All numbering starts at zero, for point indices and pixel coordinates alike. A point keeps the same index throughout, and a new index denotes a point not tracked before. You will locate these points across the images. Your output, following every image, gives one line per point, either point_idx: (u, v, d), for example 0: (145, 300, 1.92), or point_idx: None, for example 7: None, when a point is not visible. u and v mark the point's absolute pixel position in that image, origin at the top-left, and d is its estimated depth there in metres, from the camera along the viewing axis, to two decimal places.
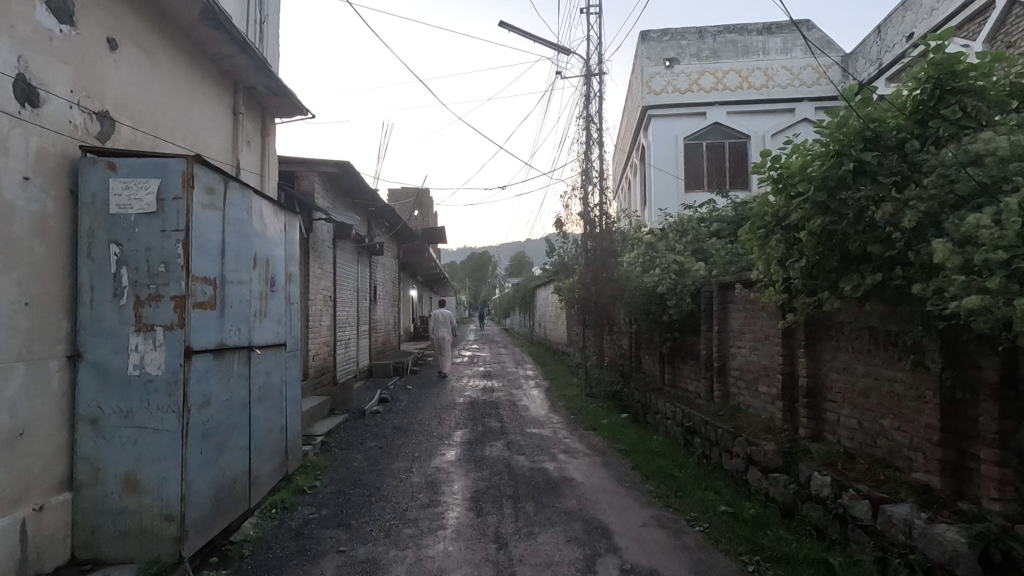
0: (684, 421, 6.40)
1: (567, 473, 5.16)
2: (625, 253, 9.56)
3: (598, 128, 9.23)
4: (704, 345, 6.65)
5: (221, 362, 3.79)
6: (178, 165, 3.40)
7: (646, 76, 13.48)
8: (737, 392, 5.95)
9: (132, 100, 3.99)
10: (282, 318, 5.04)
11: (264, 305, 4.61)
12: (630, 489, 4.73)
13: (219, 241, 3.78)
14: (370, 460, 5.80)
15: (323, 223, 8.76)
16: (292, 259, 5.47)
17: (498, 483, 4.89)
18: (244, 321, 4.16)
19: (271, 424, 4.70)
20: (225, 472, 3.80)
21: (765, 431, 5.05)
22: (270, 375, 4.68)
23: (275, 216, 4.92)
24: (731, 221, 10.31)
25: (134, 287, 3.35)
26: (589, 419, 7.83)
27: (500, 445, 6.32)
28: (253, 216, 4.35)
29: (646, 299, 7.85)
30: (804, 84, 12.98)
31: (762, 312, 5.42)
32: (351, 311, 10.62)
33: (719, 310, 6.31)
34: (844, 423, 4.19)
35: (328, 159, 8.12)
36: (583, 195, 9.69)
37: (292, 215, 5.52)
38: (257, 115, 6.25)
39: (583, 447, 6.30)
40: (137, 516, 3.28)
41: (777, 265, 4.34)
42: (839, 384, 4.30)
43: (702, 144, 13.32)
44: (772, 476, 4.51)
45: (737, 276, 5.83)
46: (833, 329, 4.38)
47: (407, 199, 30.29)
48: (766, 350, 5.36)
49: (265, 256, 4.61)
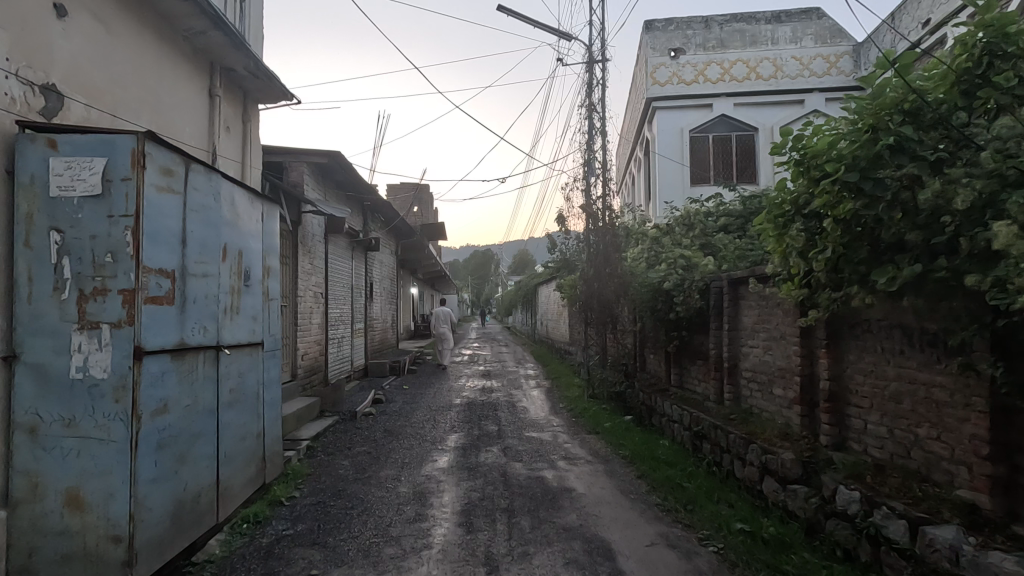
0: (693, 426, 6.00)
1: (566, 484, 4.76)
2: (629, 249, 9.16)
3: (601, 117, 8.81)
4: (713, 344, 6.27)
5: (182, 364, 3.42)
6: (127, 142, 3.02)
7: (651, 67, 13.08)
8: (750, 395, 5.56)
9: (86, 77, 3.62)
10: (259, 315, 4.67)
11: (237, 301, 4.24)
12: (635, 502, 4.33)
13: (179, 230, 3.40)
14: (357, 467, 5.43)
15: (314, 217, 8.41)
16: (273, 252, 5.10)
17: (491, 494, 4.50)
18: (211, 319, 3.79)
19: (246, 430, 4.33)
20: (187, 486, 3.43)
21: (782, 438, 4.66)
22: (243, 377, 4.31)
23: (251, 205, 4.54)
24: (739, 215, 9.89)
25: (77, 280, 2.97)
26: (591, 422, 7.43)
27: (496, 451, 5.94)
28: (222, 202, 3.97)
29: (650, 296, 7.45)
30: (814, 74, 12.55)
31: (778, 309, 5.04)
32: (345, 308, 10.22)
33: (730, 307, 5.93)
34: (872, 431, 3.83)
35: (318, 149, 7.78)
36: (585, 187, 9.28)
37: (273, 205, 5.14)
38: (237, 99, 5.87)
39: (585, 452, 5.91)
40: (80, 537, 2.91)
41: (798, 257, 3.96)
42: (866, 388, 3.92)
43: (708, 137, 12.89)
44: (791, 487, 4.13)
45: (750, 271, 5.44)
46: (859, 328, 3.98)
47: (406, 194, 29.87)
48: (783, 351, 4.97)
49: (238, 248, 4.23)
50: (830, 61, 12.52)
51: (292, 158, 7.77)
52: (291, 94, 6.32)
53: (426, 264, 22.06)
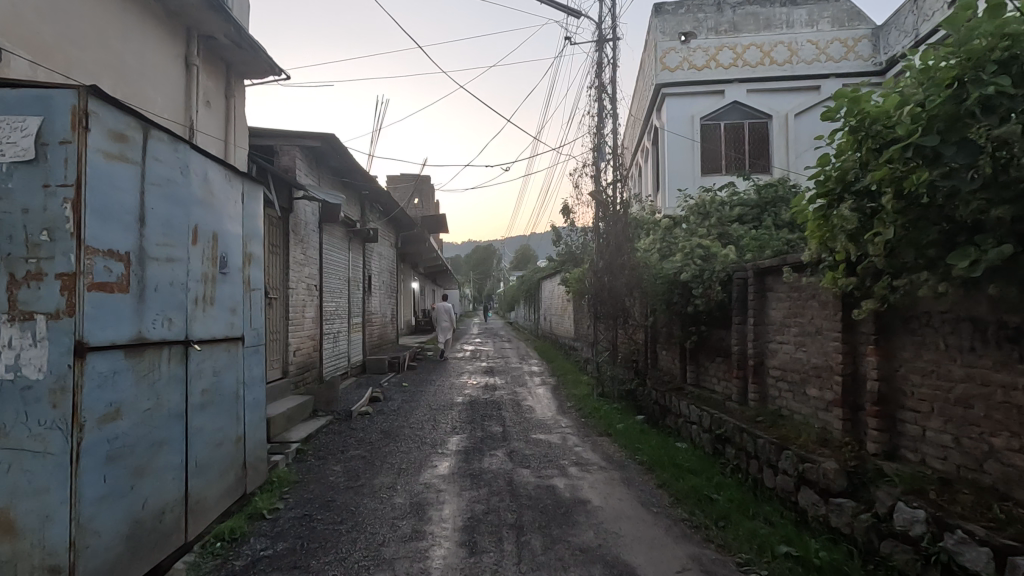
0: (714, 428, 5.52)
1: (580, 495, 4.28)
2: (641, 239, 8.66)
3: (611, 98, 8.29)
4: (736, 340, 5.78)
5: (140, 361, 2.95)
6: (66, 98, 2.54)
7: (661, 52, 12.54)
8: (780, 395, 5.08)
9: (32, 31, 3.15)
10: (239, 307, 4.19)
11: (211, 290, 3.76)
12: (659, 517, 3.85)
13: (136, 205, 2.92)
14: (350, 474, 4.96)
15: (306, 204, 7.92)
16: (257, 237, 4.62)
17: (496, 507, 4.03)
18: (178, 311, 3.32)
19: (222, 435, 3.86)
20: (147, 502, 2.98)
21: (820, 445, 4.18)
22: (219, 376, 3.84)
23: (229, 183, 4.05)
24: (754, 204, 9.36)
25: (8, 262, 2.49)
26: (602, 422, 6.96)
27: (501, 455, 5.48)
28: (192, 177, 3.48)
29: (666, 289, 6.95)
30: (831, 59, 12.01)
31: (813, 301, 4.56)
32: (341, 301, 9.73)
33: (755, 299, 5.44)
34: (932, 439, 3.37)
35: (311, 132, 7.31)
36: (595, 172, 8.74)
37: (257, 185, 4.66)
38: (220, 72, 5.38)
39: (598, 458, 5.43)
40: (12, 566, 2.45)
41: (848, 240, 3.48)
42: (924, 390, 3.44)
43: (720, 125, 12.34)
44: (834, 502, 3.69)
45: (780, 259, 4.95)
46: (915, 321, 3.50)
47: (406, 187, 29.24)
48: (819, 348, 4.49)
49: (211, 231, 3.73)
50: (848, 45, 11.97)
51: (283, 140, 7.30)
52: (280, 70, 5.82)
53: (426, 258, 21.51)
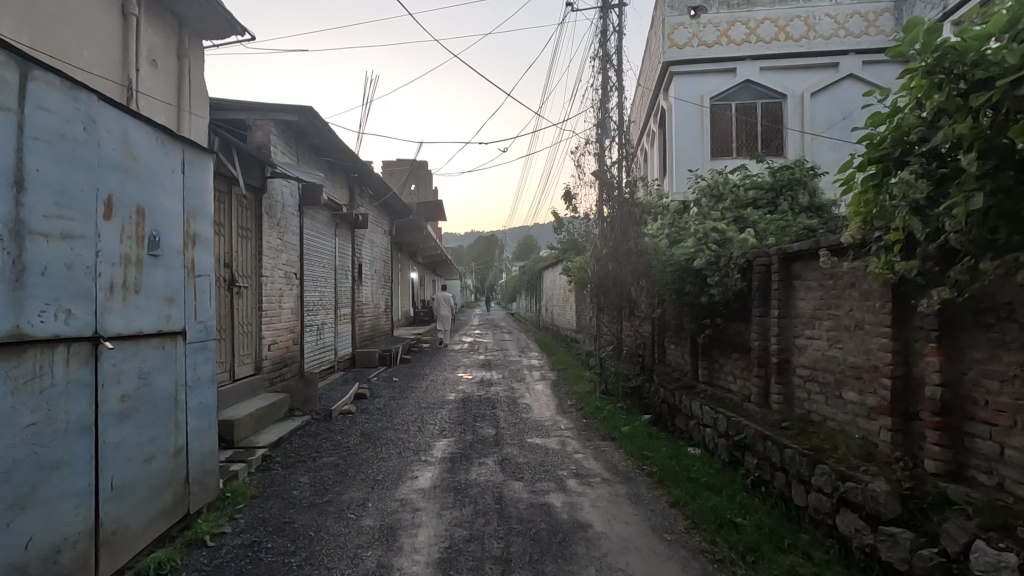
0: (731, 433, 4.89)
1: (580, 517, 3.64)
2: (647, 225, 7.99)
3: (617, 69, 7.57)
4: (755, 335, 5.13)
5: (15, 362, 2.32)
6: None
7: (668, 27, 11.78)
8: (809, 398, 4.45)
9: None
10: (178, 297, 3.56)
11: (137, 276, 3.12)
12: (674, 549, 3.22)
13: (9, 166, 2.28)
14: (316, 488, 4.33)
15: (282, 184, 7.24)
16: (207, 215, 3.97)
17: (480, 533, 3.40)
18: (82, 301, 2.69)
19: (153, 449, 3.24)
20: (32, 541, 2.36)
21: (863, 460, 3.55)
22: (149, 379, 3.22)
23: (163, 148, 3.39)
24: (769, 187, 8.59)
25: None
26: (606, 424, 6.32)
27: (492, 463, 4.85)
28: (103, 136, 2.83)
29: (676, 277, 6.27)
30: (850, 34, 11.25)
31: (854, 290, 3.90)
32: (325, 291, 9.09)
33: (781, 289, 4.79)
34: (1013, 460, 2.72)
35: (285, 104, 6.65)
36: (599, 151, 8.02)
37: (207, 155, 4.01)
38: (171, 28, 4.72)
39: (600, 468, 4.79)
40: None
41: (911, 214, 2.84)
42: (1003, 400, 2.78)
43: (731, 105, 11.59)
44: (885, 532, 3.06)
45: (812, 243, 4.29)
46: (991, 314, 2.85)
47: (402, 172, 28.42)
48: (860, 345, 3.85)
49: (134, 203, 3.08)
50: (869, 19, 11.21)
51: (255, 113, 6.64)
52: (244, 30, 5.17)
53: (423, 246, 20.82)
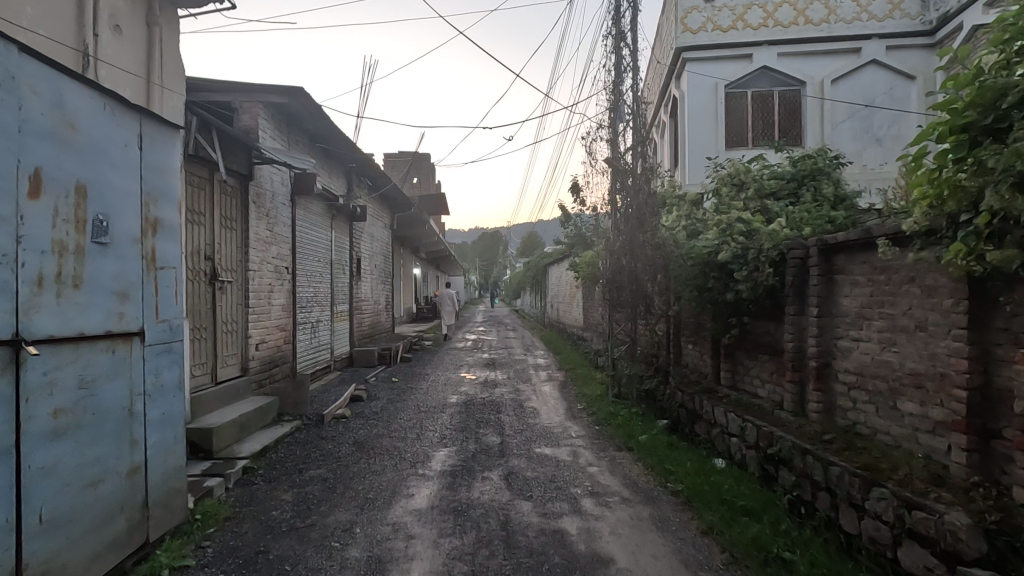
0: (763, 445, 4.38)
1: (599, 548, 3.15)
2: (662, 217, 7.46)
3: (631, 48, 7.01)
4: (789, 335, 4.61)
5: None
6: None
7: (681, 11, 11.20)
8: (855, 408, 3.93)
9: None
10: (132, 291, 3.06)
11: (77, 266, 2.63)
12: None
13: None
14: (299, 508, 3.84)
15: (270, 172, 6.74)
16: (173, 198, 3.47)
17: (484, 569, 2.91)
18: None
19: (101, 471, 2.76)
20: None
21: (932, 484, 3.04)
22: (93, 389, 2.73)
23: (112, 115, 2.89)
24: (790, 177, 8.03)
25: None
26: (621, 432, 5.80)
27: (496, 478, 4.36)
28: (26, 95, 2.34)
29: (697, 272, 5.74)
30: (873, 18, 10.64)
31: (916, 286, 3.37)
32: (320, 286, 8.59)
33: (820, 285, 4.26)
34: None
35: (271, 85, 6.15)
36: (612, 136, 7.48)
37: (175, 130, 3.51)
38: None
39: (618, 485, 4.29)
40: None
41: (1013, 191, 2.32)
42: None
43: (746, 93, 11.02)
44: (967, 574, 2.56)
45: (860, 232, 3.76)
46: None
47: (404, 165, 27.84)
48: (922, 349, 3.32)
49: (70, 178, 2.59)
50: (893, 2, 10.58)
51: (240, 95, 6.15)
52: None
53: (426, 241, 20.29)
